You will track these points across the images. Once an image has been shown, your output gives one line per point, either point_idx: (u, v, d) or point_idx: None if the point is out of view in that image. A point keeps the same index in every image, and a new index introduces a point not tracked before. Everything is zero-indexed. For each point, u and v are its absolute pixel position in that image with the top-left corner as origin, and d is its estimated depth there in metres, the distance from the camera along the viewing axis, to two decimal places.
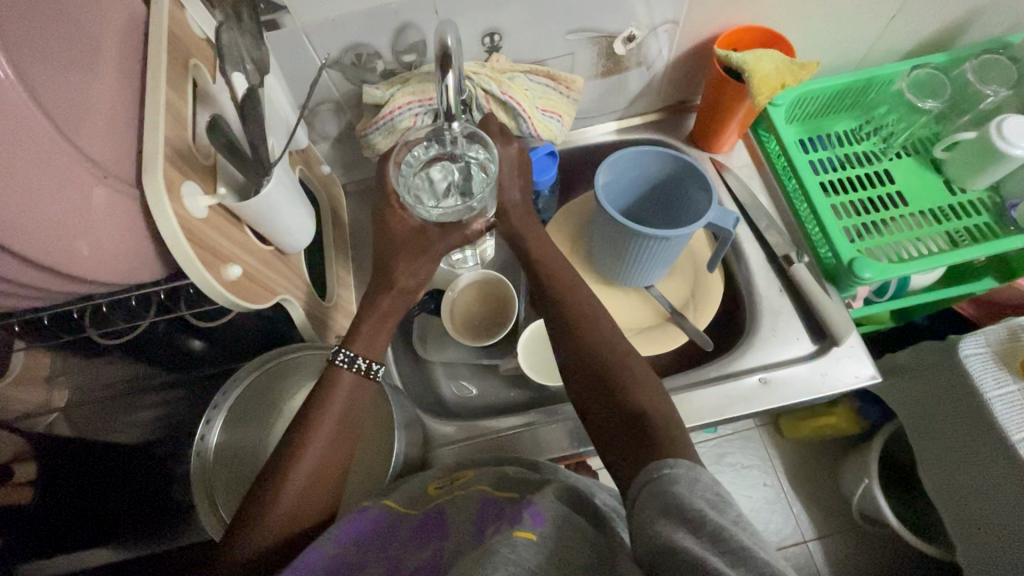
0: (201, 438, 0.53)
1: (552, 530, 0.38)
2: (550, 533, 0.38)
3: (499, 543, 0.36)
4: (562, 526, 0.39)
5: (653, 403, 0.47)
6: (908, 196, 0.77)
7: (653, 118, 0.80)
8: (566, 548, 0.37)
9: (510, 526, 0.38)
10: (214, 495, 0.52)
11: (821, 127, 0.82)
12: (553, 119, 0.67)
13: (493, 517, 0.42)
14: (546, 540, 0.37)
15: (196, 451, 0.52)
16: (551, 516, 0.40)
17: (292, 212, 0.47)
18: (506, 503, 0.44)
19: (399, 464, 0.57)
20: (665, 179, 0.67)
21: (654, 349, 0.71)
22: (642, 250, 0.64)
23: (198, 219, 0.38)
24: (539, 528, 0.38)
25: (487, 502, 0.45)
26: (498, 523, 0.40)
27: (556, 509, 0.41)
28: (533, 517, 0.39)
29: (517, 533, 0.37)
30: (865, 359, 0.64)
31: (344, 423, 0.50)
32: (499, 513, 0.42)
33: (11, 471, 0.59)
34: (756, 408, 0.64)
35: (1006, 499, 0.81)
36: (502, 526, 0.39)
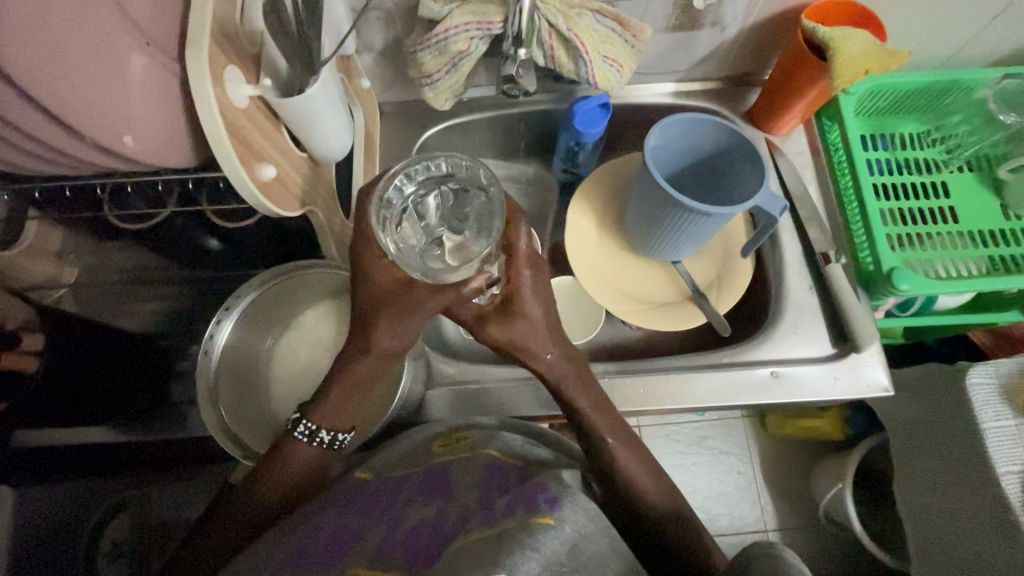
0: (209, 338, 0.53)
1: (568, 515, 0.43)
2: (565, 517, 0.42)
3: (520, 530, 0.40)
4: (581, 517, 0.43)
5: (611, 432, 0.55)
6: (959, 213, 0.74)
7: (713, 87, 0.76)
8: (584, 541, 0.42)
9: (528, 512, 0.43)
10: (218, 398, 0.52)
11: (886, 126, 0.77)
12: (613, 67, 0.62)
13: (496, 492, 0.47)
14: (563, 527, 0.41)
15: (203, 349, 0.52)
16: (570, 505, 0.44)
17: (331, 121, 0.45)
18: (511, 479, 0.49)
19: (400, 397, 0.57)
20: (722, 156, 0.64)
21: (668, 325, 0.70)
22: (679, 224, 0.62)
23: (238, 108, 0.35)
24: (557, 513, 0.42)
25: (490, 471, 0.51)
26: (517, 500, 0.45)
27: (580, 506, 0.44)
28: (551, 504, 0.44)
29: (539, 520, 0.41)
30: (882, 370, 0.63)
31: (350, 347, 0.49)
32: (510, 488, 0.47)
33: (17, 338, 0.56)
34: (763, 400, 0.63)
35: (980, 526, 0.83)
36: (520, 508, 0.43)
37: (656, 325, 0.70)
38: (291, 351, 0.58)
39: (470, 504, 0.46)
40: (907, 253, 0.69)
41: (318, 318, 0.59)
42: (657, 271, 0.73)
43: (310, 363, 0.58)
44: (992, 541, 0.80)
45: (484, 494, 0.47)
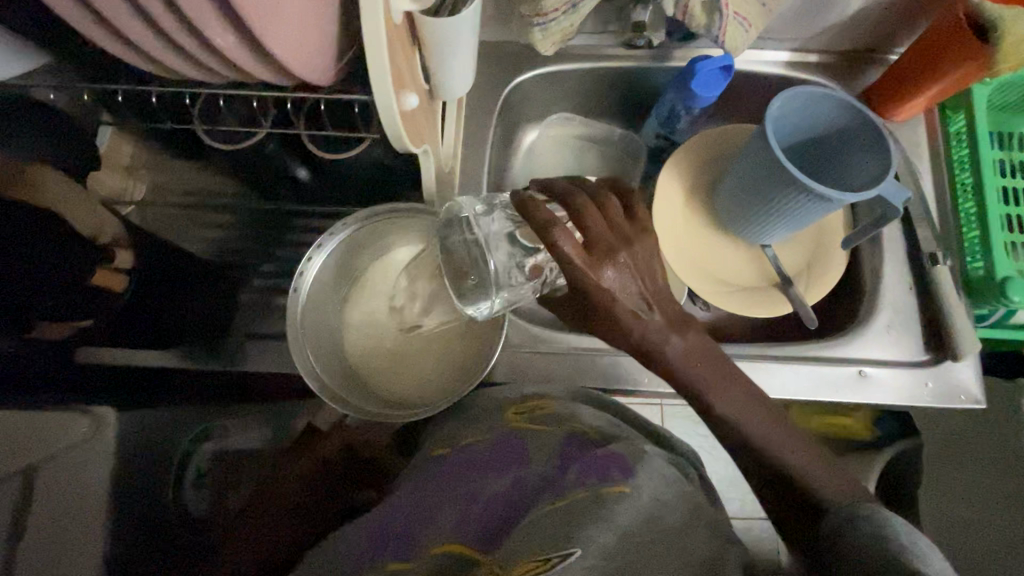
0: (300, 275, 0.52)
1: (641, 483, 0.44)
2: (639, 485, 0.43)
3: (594, 501, 0.41)
4: (656, 484, 0.44)
5: None
6: None
7: (832, 59, 0.70)
8: (660, 510, 0.42)
9: (599, 479, 0.44)
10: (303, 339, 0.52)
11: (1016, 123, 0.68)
12: (743, 26, 0.56)
13: (574, 456, 0.48)
14: (639, 496, 0.42)
15: (294, 286, 0.52)
16: (642, 472, 0.45)
17: (468, 54, 0.41)
18: (589, 448, 0.49)
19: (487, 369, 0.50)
20: (843, 136, 0.60)
21: (749, 310, 0.67)
22: (787, 208, 0.58)
23: (395, 23, 0.32)
24: (630, 482, 0.43)
25: (570, 441, 0.51)
26: (589, 468, 0.46)
27: (656, 485, 0.44)
28: (623, 473, 0.44)
29: (610, 488, 0.42)
30: (975, 381, 0.60)
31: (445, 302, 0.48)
32: (579, 457, 0.48)
33: (110, 253, 0.57)
34: (845, 397, 0.61)
35: None
36: (590, 478, 0.44)
37: (737, 309, 0.67)
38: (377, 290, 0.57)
39: (549, 474, 0.47)
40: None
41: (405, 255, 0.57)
42: (744, 252, 0.70)
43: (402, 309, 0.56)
44: None
45: (564, 461, 0.48)
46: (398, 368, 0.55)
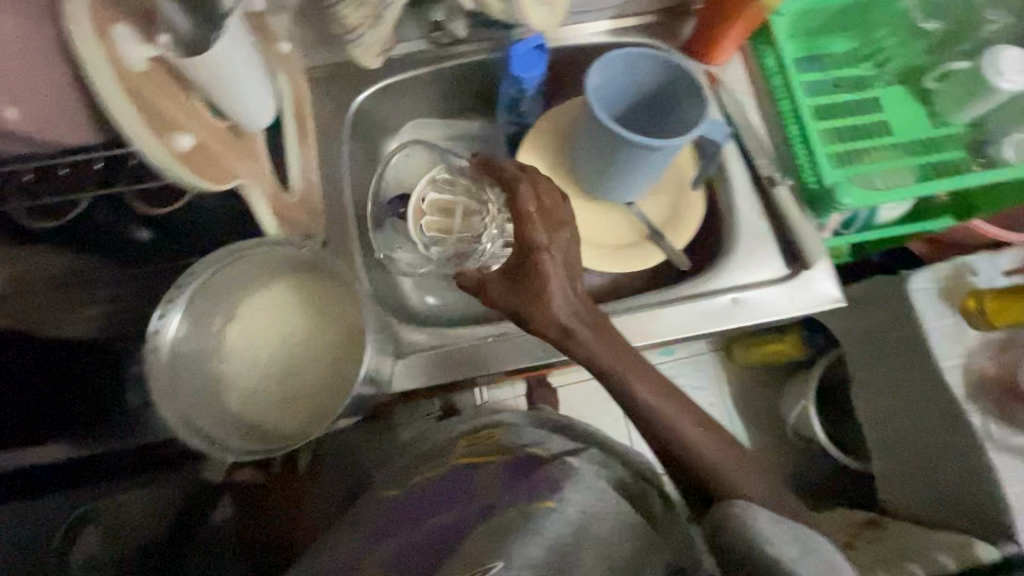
0: (154, 333, 0.51)
1: (568, 497, 0.52)
2: (565, 500, 0.52)
3: (527, 517, 0.50)
4: (585, 498, 0.53)
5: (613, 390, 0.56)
6: (892, 125, 0.77)
7: (648, 21, 0.75)
8: (590, 522, 0.51)
9: (534, 500, 0.53)
10: (173, 398, 0.51)
11: (819, 47, 0.78)
12: (544, 6, 0.59)
13: (521, 482, 0.57)
14: (564, 509, 0.51)
15: (148, 346, 0.51)
16: (571, 490, 0.53)
17: (252, 85, 0.42)
18: (533, 484, 0.57)
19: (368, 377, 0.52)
20: (665, 88, 0.64)
21: (625, 266, 0.70)
22: (628, 165, 0.62)
23: (137, 73, 0.34)
24: (557, 498, 0.52)
25: (509, 473, 0.60)
26: (520, 493, 0.55)
27: (585, 504, 0.52)
28: (555, 493, 0.53)
29: (540, 507, 0.51)
30: (831, 283, 0.66)
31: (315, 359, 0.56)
32: (517, 484, 0.57)
33: None
34: (725, 326, 0.66)
35: (926, 412, 1.04)
36: (521, 498, 0.53)
37: (614, 268, 0.70)
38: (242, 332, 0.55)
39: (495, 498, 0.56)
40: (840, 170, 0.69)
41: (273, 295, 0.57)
42: (613, 213, 0.73)
43: (273, 348, 0.56)
44: (936, 426, 1.02)
45: (510, 486, 0.57)
46: (274, 406, 0.56)
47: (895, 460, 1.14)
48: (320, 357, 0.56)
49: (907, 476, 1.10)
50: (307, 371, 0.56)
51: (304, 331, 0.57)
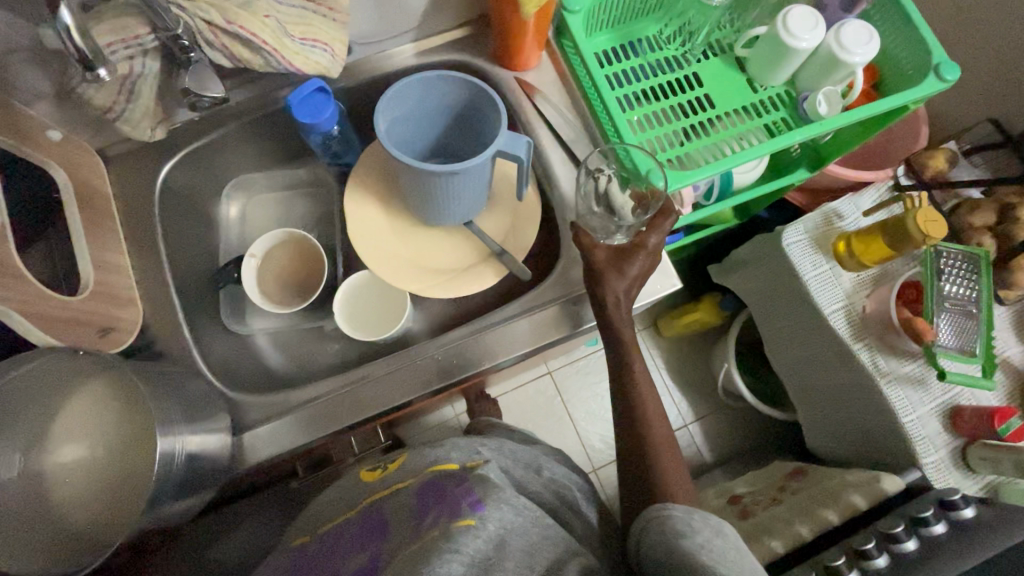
0: None
1: (489, 514, 0.50)
2: (486, 516, 0.50)
3: (443, 536, 0.47)
4: (504, 514, 0.51)
5: None
6: (714, 97, 0.78)
7: (453, 37, 0.75)
8: (508, 534, 0.50)
9: (453, 515, 0.50)
10: None
11: (629, 34, 0.79)
12: (318, 49, 0.58)
13: (435, 498, 0.54)
14: (485, 527, 0.49)
15: None
16: (492, 504, 0.51)
17: None
18: (445, 485, 0.56)
19: (184, 463, 0.50)
20: (465, 107, 0.64)
21: (466, 289, 0.70)
22: (440, 190, 0.62)
23: None
24: (477, 514, 0.49)
25: (429, 485, 0.57)
26: (443, 510, 0.51)
27: (501, 513, 0.51)
28: (474, 505, 0.51)
29: (461, 521, 0.49)
30: (671, 272, 0.70)
31: (138, 463, 0.51)
32: (441, 497, 0.54)
33: None
34: (570, 330, 0.67)
35: (824, 359, 1.07)
36: (444, 516, 0.50)
37: (455, 293, 0.69)
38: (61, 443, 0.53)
39: (407, 531, 0.53)
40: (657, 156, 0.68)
41: (87, 398, 0.53)
42: (451, 236, 0.72)
43: (95, 455, 0.53)
44: (837, 369, 1.04)
45: (424, 504, 0.55)
46: (106, 510, 0.52)
47: (816, 407, 1.16)
48: (138, 448, 0.51)
49: (827, 419, 1.14)
50: (130, 466, 0.52)
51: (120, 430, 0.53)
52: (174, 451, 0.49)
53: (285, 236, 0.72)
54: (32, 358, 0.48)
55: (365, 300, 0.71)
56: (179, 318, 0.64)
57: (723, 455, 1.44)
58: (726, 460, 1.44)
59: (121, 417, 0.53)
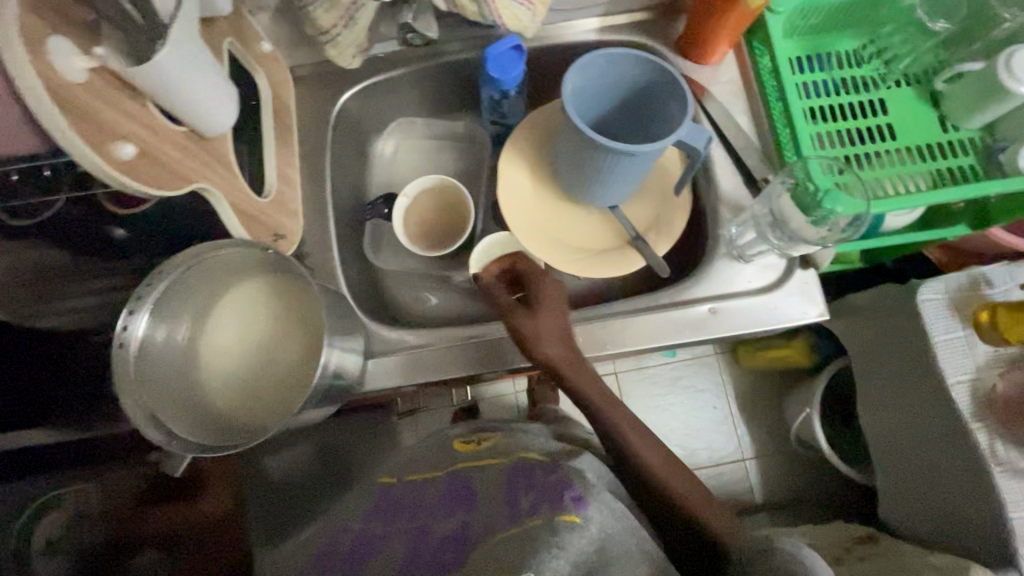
0: (123, 328, 0.48)
1: (592, 514, 0.50)
2: (589, 516, 0.49)
3: (544, 529, 0.48)
4: (606, 520, 0.50)
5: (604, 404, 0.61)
6: (897, 129, 0.73)
7: (640, 18, 0.73)
8: (608, 542, 0.49)
9: (555, 509, 0.50)
10: (152, 409, 0.49)
11: (821, 45, 0.74)
12: (522, 6, 0.58)
13: (525, 489, 0.55)
14: (587, 527, 0.49)
15: (117, 342, 0.48)
16: (594, 504, 0.51)
17: (207, 88, 0.43)
18: (539, 477, 0.56)
19: (330, 377, 0.53)
20: (643, 90, 0.62)
21: (603, 271, 0.69)
22: (606, 168, 0.60)
23: (76, 83, 0.33)
24: (581, 512, 0.49)
25: (523, 475, 0.58)
26: (542, 498, 0.53)
27: (603, 511, 0.51)
28: (577, 503, 0.50)
29: (563, 517, 0.49)
30: (816, 297, 0.64)
31: (299, 362, 0.56)
32: (533, 486, 0.55)
33: None
34: (704, 336, 0.64)
35: (933, 431, 0.95)
36: (545, 506, 0.51)
37: (594, 273, 0.69)
38: (209, 325, 0.56)
39: (501, 513, 0.54)
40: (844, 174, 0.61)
41: (253, 294, 0.58)
42: (593, 216, 0.72)
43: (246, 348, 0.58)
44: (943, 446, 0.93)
45: (514, 494, 0.55)
46: (245, 405, 0.56)
47: (899, 480, 1.05)
48: (300, 347, 0.57)
49: (910, 496, 1.03)
50: (285, 364, 0.57)
51: (274, 327, 0.58)
52: (328, 363, 0.52)
53: (434, 185, 0.74)
54: (229, 245, 0.52)
55: (500, 262, 0.72)
56: (331, 239, 0.67)
57: (777, 500, 1.38)
58: (777, 505, 1.38)
59: (283, 314, 0.58)
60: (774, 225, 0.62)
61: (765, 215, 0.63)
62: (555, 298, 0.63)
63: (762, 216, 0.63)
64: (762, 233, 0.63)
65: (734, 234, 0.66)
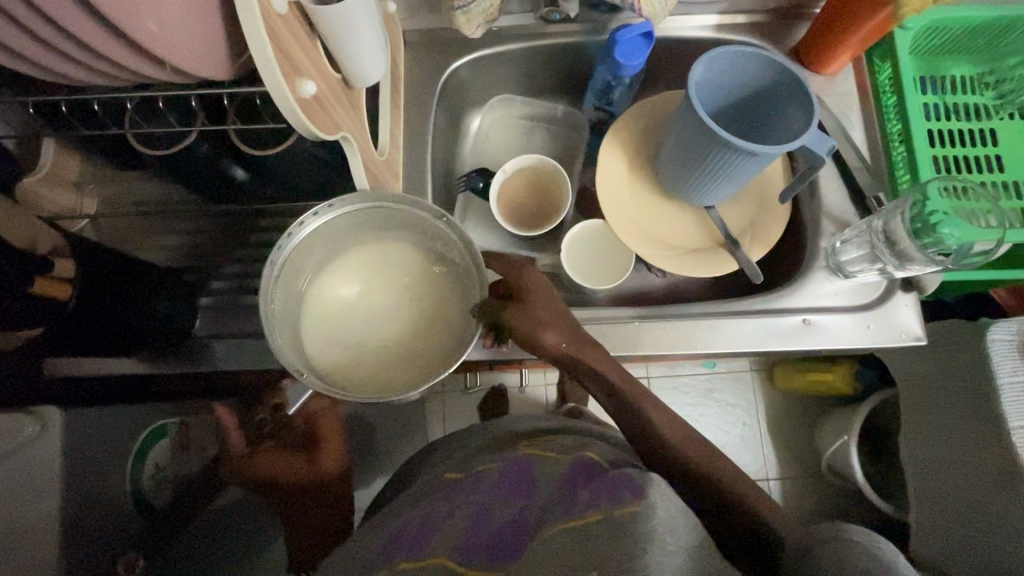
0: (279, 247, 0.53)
1: (655, 500, 0.42)
2: (652, 503, 0.42)
3: (609, 524, 0.42)
4: (669, 509, 0.42)
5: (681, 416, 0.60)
6: (1006, 162, 0.70)
7: (760, 20, 0.72)
8: (679, 529, 0.41)
9: (612, 502, 0.44)
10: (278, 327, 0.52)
11: (938, 68, 0.73)
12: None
13: (589, 489, 0.48)
14: (650, 515, 0.41)
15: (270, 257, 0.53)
16: (656, 493, 0.43)
17: (371, 37, 0.43)
18: (609, 487, 0.46)
19: None
20: (765, 91, 0.61)
21: (693, 271, 0.69)
22: (718, 167, 0.59)
23: (279, 14, 0.33)
24: (641, 502, 0.42)
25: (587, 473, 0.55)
26: (600, 491, 0.46)
27: (669, 501, 0.43)
28: (634, 493, 0.43)
29: (621, 510, 0.42)
30: (914, 320, 0.63)
31: (425, 332, 0.57)
32: (593, 481, 0.49)
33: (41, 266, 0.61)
34: (793, 347, 0.64)
35: (974, 474, 0.88)
36: (604, 499, 0.44)
37: (683, 271, 0.69)
38: (340, 278, 0.58)
39: (559, 508, 0.50)
40: (966, 198, 0.60)
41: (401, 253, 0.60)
42: (688, 215, 0.71)
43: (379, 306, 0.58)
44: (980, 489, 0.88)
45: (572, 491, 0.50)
46: (360, 359, 0.57)
47: (935, 516, 0.99)
48: (428, 318, 0.58)
49: (946, 536, 0.96)
50: (409, 332, 0.58)
51: (404, 293, 0.59)
52: None
53: (529, 165, 0.73)
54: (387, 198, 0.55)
55: (589, 249, 0.72)
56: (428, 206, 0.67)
57: None
58: None
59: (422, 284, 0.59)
60: (884, 243, 0.60)
61: (874, 233, 0.61)
62: (541, 287, 0.60)
63: (872, 234, 0.61)
64: (872, 251, 0.62)
65: (834, 247, 0.66)
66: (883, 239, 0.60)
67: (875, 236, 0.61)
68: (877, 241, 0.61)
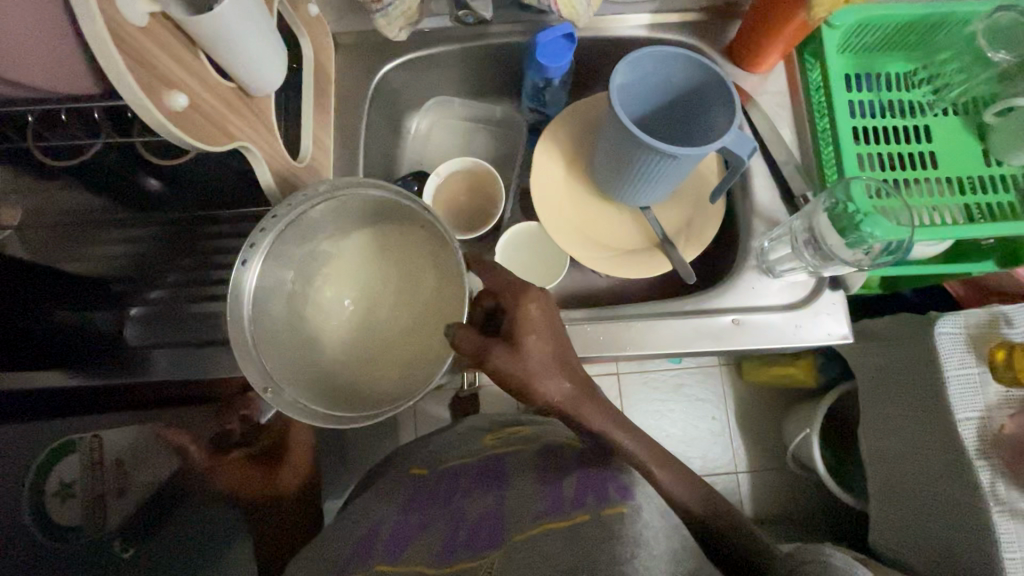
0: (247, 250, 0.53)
1: (640, 503, 0.43)
2: (638, 506, 0.43)
3: (590, 526, 0.42)
4: (654, 511, 0.43)
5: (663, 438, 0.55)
6: (939, 158, 0.70)
7: (692, 19, 0.72)
8: (665, 534, 0.42)
9: (599, 503, 0.44)
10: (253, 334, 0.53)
11: (872, 65, 0.73)
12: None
13: (579, 488, 0.48)
14: (638, 517, 0.42)
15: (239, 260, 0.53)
16: (640, 495, 0.45)
17: (261, 46, 0.42)
18: (595, 485, 0.47)
19: None
20: (691, 92, 0.60)
21: (630, 272, 0.69)
22: (644, 168, 0.59)
23: (136, 27, 0.33)
24: (630, 503, 0.43)
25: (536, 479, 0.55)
26: (589, 490, 0.46)
27: (653, 503, 0.44)
28: (621, 494, 0.44)
29: (609, 510, 0.43)
30: (842, 318, 0.64)
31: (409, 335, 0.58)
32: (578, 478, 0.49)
33: None
34: (723, 346, 0.64)
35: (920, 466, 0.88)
36: (591, 499, 0.45)
37: (619, 272, 0.69)
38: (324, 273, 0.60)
39: (526, 516, 0.49)
40: (888, 196, 0.59)
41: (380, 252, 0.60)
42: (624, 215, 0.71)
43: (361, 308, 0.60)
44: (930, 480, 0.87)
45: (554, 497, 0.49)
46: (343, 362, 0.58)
47: (891, 511, 0.97)
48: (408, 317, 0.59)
49: (903, 531, 0.95)
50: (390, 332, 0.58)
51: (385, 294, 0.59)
52: None
53: (465, 166, 0.73)
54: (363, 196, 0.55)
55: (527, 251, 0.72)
56: None
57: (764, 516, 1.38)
58: (765, 521, 1.38)
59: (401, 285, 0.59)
60: (810, 248, 0.60)
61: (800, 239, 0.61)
62: (539, 324, 0.54)
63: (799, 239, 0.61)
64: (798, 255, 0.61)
65: (764, 247, 0.66)
66: (810, 244, 0.60)
67: (801, 241, 0.61)
68: (804, 247, 0.60)
